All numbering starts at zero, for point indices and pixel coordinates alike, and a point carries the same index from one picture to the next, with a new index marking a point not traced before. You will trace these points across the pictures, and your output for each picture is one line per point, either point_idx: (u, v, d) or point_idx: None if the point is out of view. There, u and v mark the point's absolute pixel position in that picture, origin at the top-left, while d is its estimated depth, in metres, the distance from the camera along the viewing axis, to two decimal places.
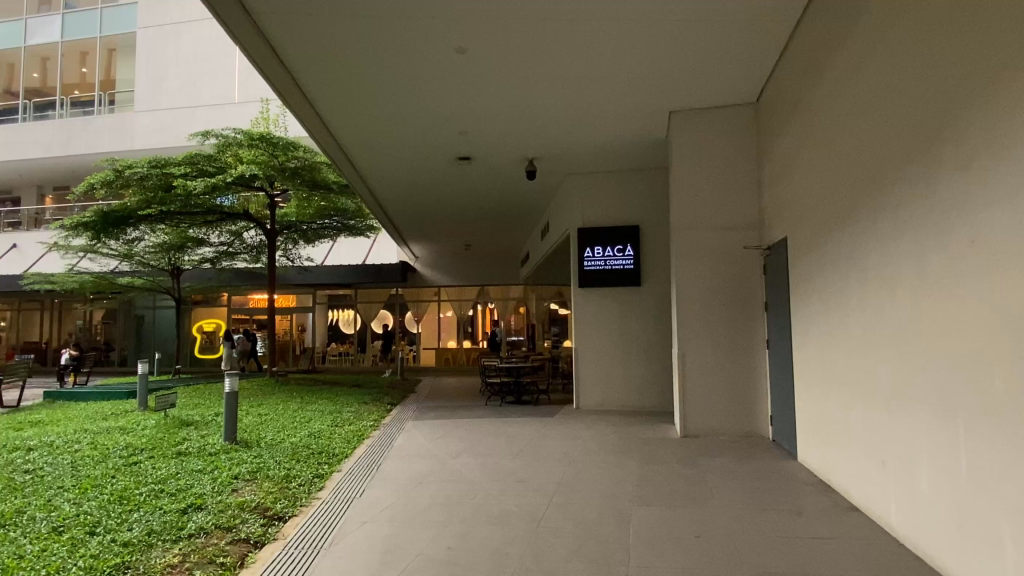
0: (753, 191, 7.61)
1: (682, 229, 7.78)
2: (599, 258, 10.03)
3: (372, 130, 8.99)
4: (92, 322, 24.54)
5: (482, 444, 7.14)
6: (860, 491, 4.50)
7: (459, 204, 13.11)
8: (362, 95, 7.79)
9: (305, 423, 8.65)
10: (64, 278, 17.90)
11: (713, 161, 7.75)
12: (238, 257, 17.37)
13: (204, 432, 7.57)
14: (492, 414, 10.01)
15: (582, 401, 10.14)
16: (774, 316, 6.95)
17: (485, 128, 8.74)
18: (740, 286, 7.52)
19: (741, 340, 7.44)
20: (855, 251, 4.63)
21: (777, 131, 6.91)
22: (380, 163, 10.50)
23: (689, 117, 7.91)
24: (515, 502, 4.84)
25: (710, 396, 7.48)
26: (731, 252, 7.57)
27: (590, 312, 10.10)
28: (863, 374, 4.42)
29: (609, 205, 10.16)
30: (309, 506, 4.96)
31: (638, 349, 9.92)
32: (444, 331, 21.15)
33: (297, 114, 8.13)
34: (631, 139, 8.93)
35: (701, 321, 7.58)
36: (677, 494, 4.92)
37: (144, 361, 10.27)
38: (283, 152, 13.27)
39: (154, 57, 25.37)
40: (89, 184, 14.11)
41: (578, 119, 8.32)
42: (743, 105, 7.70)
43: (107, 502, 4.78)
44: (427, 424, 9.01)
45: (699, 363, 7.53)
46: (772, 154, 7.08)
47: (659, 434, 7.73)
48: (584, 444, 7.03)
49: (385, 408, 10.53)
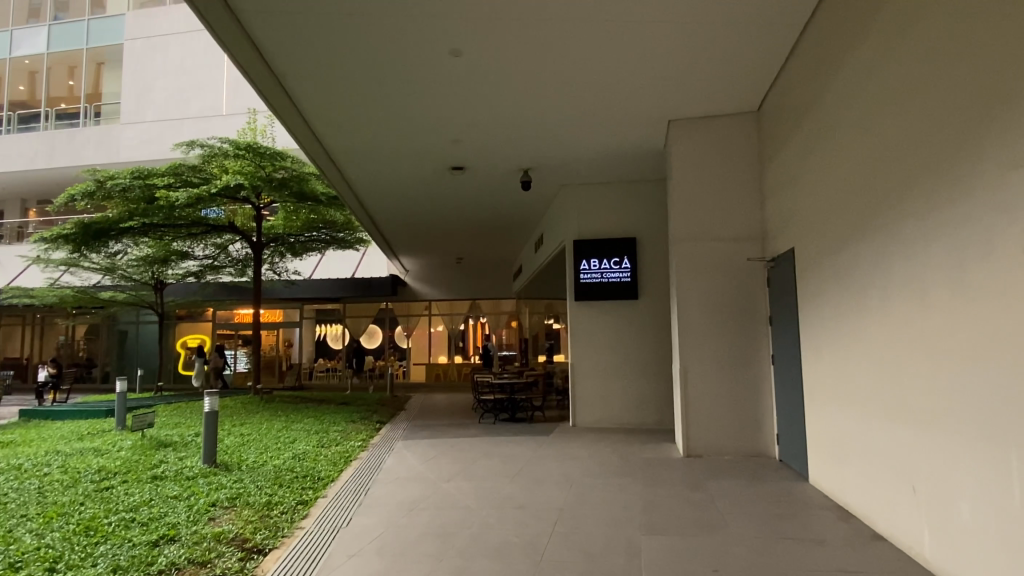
0: (755, 202, 7.39)
1: (682, 241, 7.53)
2: (595, 271, 9.76)
3: (362, 139, 8.72)
4: (74, 337, 23.97)
5: (476, 466, 6.81)
6: (887, 516, 4.27)
7: (451, 215, 12.86)
8: (352, 101, 7.52)
9: (289, 443, 8.28)
10: (43, 293, 17.42)
11: (714, 170, 7.53)
12: (224, 271, 16.99)
13: (182, 454, 7.18)
14: (485, 432, 9.67)
15: (578, 419, 9.82)
16: (780, 331, 6.69)
17: (479, 136, 8.49)
18: (744, 299, 7.27)
19: (745, 354, 7.18)
20: (875, 262, 4.40)
21: (781, 140, 6.71)
22: (369, 173, 10.22)
23: (689, 126, 7.69)
24: (515, 532, 4.52)
25: (713, 413, 7.19)
26: (734, 265, 7.33)
27: (586, 327, 9.82)
28: (889, 392, 4.20)
29: (605, 217, 9.92)
30: (290, 537, 4.61)
31: (636, 364, 9.63)
32: (435, 346, 20.73)
33: (285, 120, 7.84)
34: (628, 149, 8.71)
35: (703, 336, 7.31)
36: (687, 523, 4.61)
37: (122, 378, 9.84)
38: (269, 162, 13.00)
39: (141, 68, 25.05)
40: (69, 196, 13.75)
41: (575, 128, 8.08)
42: (744, 114, 7.50)
43: (72, 533, 4.39)
44: (418, 443, 8.65)
45: (702, 380, 7.25)
46: (776, 164, 6.86)
47: (661, 454, 7.42)
48: (584, 465, 6.71)
49: (373, 427, 10.15)
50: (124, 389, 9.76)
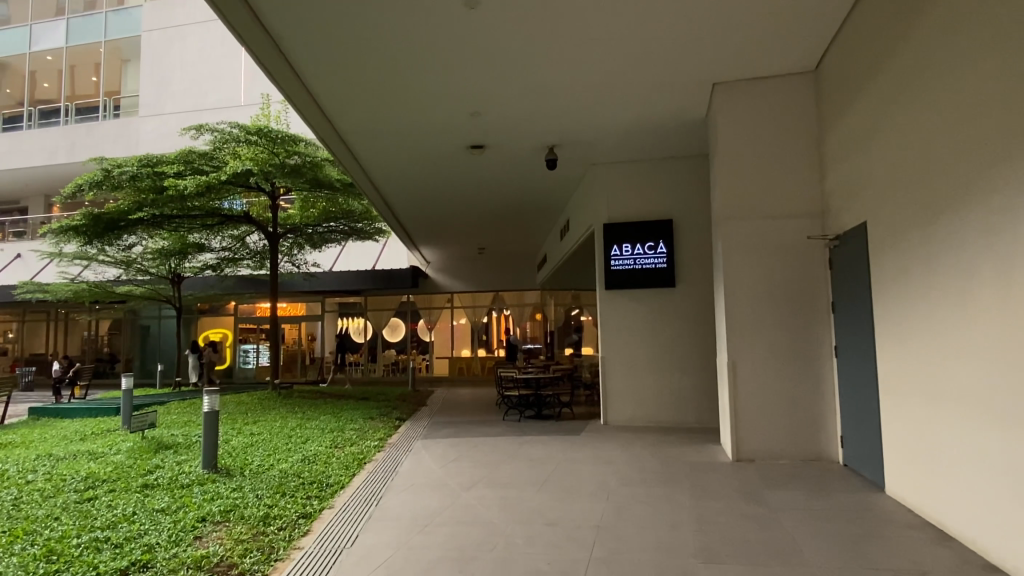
0: (813, 173, 6.54)
1: (729, 219, 6.70)
2: (627, 256, 8.99)
3: (374, 115, 8.05)
4: (98, 333, 23.87)
5: (500, 472, 6.11)
6: (1008, 542, 3.48)
7: (473, 201, 12.17)
8: (361, 71, 6.83)
9: (300, 444, 7.66)
10: (59, 288, 17.11)
11: (764, 139, 6.70)
12: (242, 263, 16.51)
13: (181, 457, 6.61)
14: (510, 431, 8.98)
15: (610, 417, 9.08)
16: (847, 318, 5.85)
17: (500, 109, 7.76)
18: (803, 284, 6.43)
19: (805, 346, 6.36)
20: (998, 231, 3.56)
21: (847, 100, 5.86)
22: (384, 155, 9.55)
23: (735, 89, 6.85)
24: (546, 557, 3.81)
25: (766, 412, 6.40)
26: (790, 245, 6.50)
27: (618, 317, 9.06)
28: (1014, 393, 3.39)
29: (639, 198, 9.14)
30: (285, 560, 3.98)
31: (674, 358, 8.84)
32: (458, 340, 20.11)
33: (289, 95, 7.20)
34: (665, 120, 7.90)
35: (754, 325, 6.51)
36: (752, 549, 3.86)
37: (127, 374, 9.33)
38: (282, 148, 12.43)
39: (159, 60, 24.76)
40: (77, 186, 13.29)
41: (605, 96, 7.31)
42: (800, 75, 6.65)
43: (31, 558, 3.80)
44: (437, 444, 7.97)
45: (754, 375, 6.46)
46: (841, 129, 6.01)
47: (707, 457, 6.64)
48: (621, 471, 5.97)
49: (392, 425, 9.50)
50: (131, 386, 9.24)
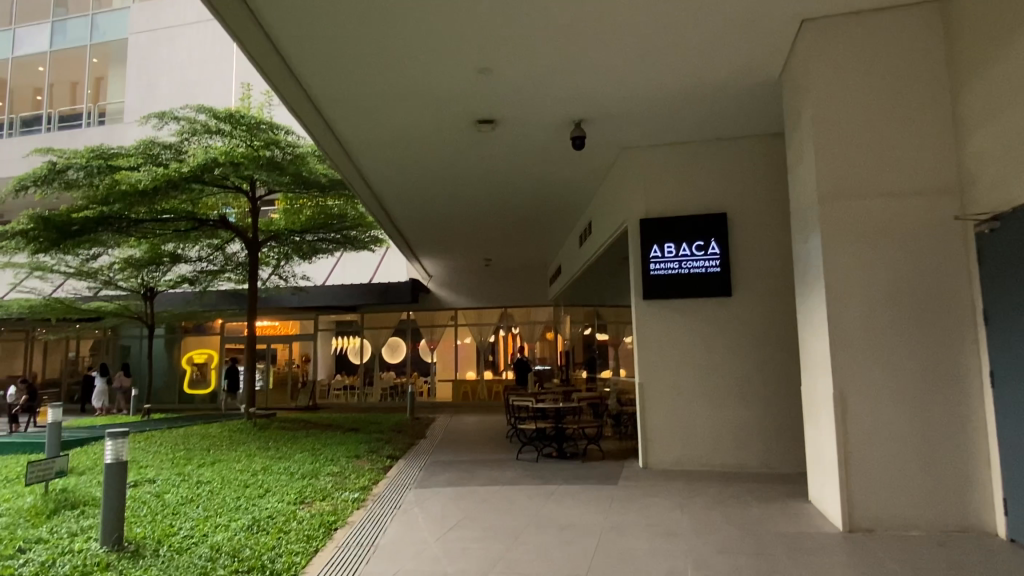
0: (943, 135, 4.82)
1: (831, 198, 4.93)
2: (671, 258, 7.28)
3: (357, 83, 6.31)
4: (79, 353, 22.15)
5: (523, 553, 4.27)
6: None
7: (480, 197, 10.43)
8: (338, 16, 5.09)
9: (255, 500, 5.83)
10: (14, 304, 15.33)
11: (875, 93, 4.96)
12: (224, 276, 14.89)
13: (82, 525, 4.79)
14: (527, 474, 7.19)
15: (651, 459, 7.29)
16: (1018, 331, 4.09)
17: (518, 70, 6.07)
18: (935, 287, 4.69)
19: (942, 373, 4.60)
20: None
21: (1007, 26, 4.11)
22: (374, 139, 7.84)
23: (830, 28, 5.09)
24: None
25: (889, 463, 4.62)
26: (915, 230, 4.77)
27: (661, 335, 7.29)
28: None
29: (684, 187, 7.46)
30: None
31: (731, 385, 7.05)
32: (462, 361, 18.38)
33: (248, 53, 5.45)
34: (722, 84, 6.21)
35: (868, 344, 4.74)
36: None
37: (54, 405, 7.52)
38: (261, 141, 11.09)
39: (148, 63, 23.45)
40: (21, 185, 11.58)
41: (653, 50, 5.61)
42: (918, 8, 4.93)
43: None
44: (435, 496, 6.16)
45: (872, 415, 4.67)
46: (995, 69, 4.27)
47: (803, 526, 4.82)
48: (697, 556, 4.15)
49: (379, 468, 7.64)
50: (58, 419, 7.45)
